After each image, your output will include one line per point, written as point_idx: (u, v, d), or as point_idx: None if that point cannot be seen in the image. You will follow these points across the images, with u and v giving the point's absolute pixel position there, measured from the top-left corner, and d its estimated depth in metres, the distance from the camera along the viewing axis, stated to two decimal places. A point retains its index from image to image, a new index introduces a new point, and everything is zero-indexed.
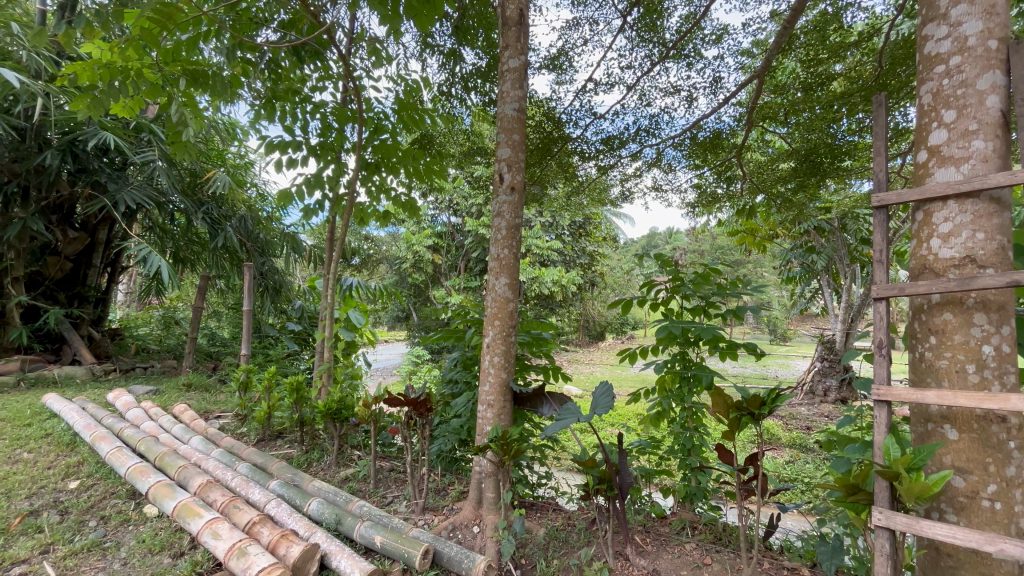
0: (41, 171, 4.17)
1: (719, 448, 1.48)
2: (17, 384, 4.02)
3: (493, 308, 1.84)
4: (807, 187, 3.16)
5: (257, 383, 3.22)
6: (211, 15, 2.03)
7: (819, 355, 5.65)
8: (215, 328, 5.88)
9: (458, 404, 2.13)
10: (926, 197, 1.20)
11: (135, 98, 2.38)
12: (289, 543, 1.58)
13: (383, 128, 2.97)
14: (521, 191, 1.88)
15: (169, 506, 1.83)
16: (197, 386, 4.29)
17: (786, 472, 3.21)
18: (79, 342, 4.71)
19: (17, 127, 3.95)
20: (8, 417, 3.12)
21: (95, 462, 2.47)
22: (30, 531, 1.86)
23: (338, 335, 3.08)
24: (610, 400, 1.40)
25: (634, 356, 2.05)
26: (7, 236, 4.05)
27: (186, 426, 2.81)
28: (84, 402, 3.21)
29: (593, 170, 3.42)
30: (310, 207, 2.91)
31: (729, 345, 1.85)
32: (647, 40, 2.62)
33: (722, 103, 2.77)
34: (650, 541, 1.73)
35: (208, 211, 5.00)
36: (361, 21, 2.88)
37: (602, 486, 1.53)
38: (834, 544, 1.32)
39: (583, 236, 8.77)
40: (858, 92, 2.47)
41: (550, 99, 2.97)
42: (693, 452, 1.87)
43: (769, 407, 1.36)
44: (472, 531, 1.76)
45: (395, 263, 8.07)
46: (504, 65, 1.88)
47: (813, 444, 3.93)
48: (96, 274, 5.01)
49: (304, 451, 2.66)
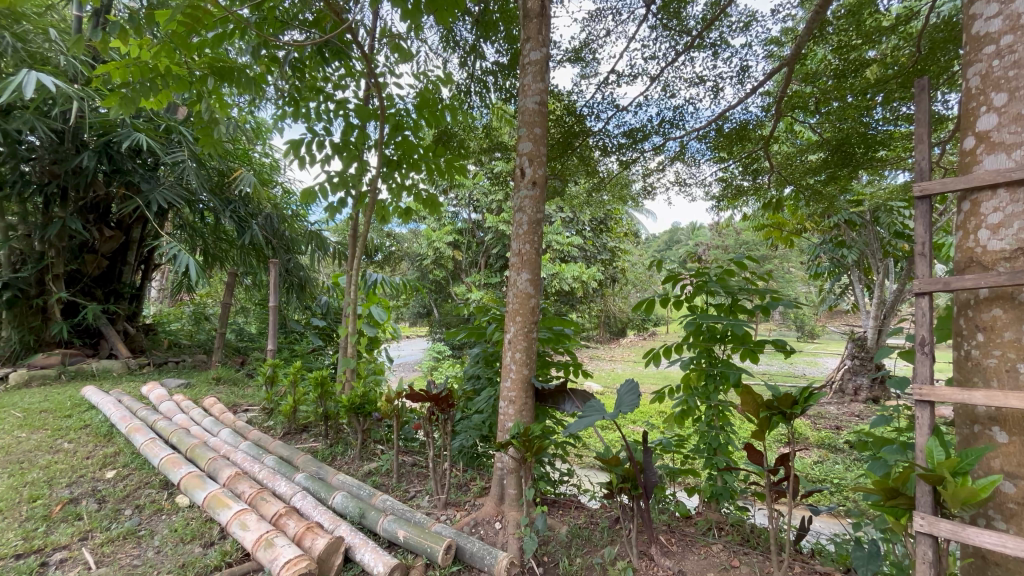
0: (79, 172, 4.33)
1: (748, 447, 1.43)
2: (58, 377, 4.22)
3: (515, 304, 1.82)
4: (838, 178, 3.05)
5: (284, 378, 3.27)
6: (236, 14, 2.06)
7: (849, 353, 5.46)
8: (243, 323, 6.03)
9: (481, 400, 2.13)
10: (973, 186, 1.13)
11: (164, 97, 2.44)
12: (314, 535, 1.60)
13: (405, 125, 2.96)
14: (542, 185, 1.85)
15: (200, 496, 1.88)
16: (225, 380, 4.41)
17: (815, 473, 3.12)
18: (115, 337, 4.88)
19: (56, 130, 4.11)
20: (50, 408, 3.27)
21: (130, 452, 2.56)
22: (71, 517, 1.94)
23: (361, 331, 3.12)
24: (635, 398, 1.37)
25: (658, 355, 2.01)
26: (48, 235, 4.23)
27: (215, 419, 2.89)
28: (120, 394, 3.33)
29: (614, 165, 3.37)
30: (333, 205, 2.93)
31: (754, 342, 1.80)
32: (671, 29, 2.55)
33: (750, 93, 2.69)
34: (675, 542, 1.70)
35: (235, 210, 5.11)
36: (383, 19, 2.89)
37: (625, 485, 1.50)
38: (870, 549, 1.27)
39: (604, 232, 8.58)
40: (894, 78, 2.35)
41: (572, 92, 2.92)
42: (719, 452, 1.82)
43: (801, 407, 1.31)
44: (495, 527, 1.75)
45: (416, 260, 8.12)
46: (525, 58, 1.86)
47: (842, 444, 3.81)
48: (130, 271, 5.15)
49: (329, 445, 2.70)
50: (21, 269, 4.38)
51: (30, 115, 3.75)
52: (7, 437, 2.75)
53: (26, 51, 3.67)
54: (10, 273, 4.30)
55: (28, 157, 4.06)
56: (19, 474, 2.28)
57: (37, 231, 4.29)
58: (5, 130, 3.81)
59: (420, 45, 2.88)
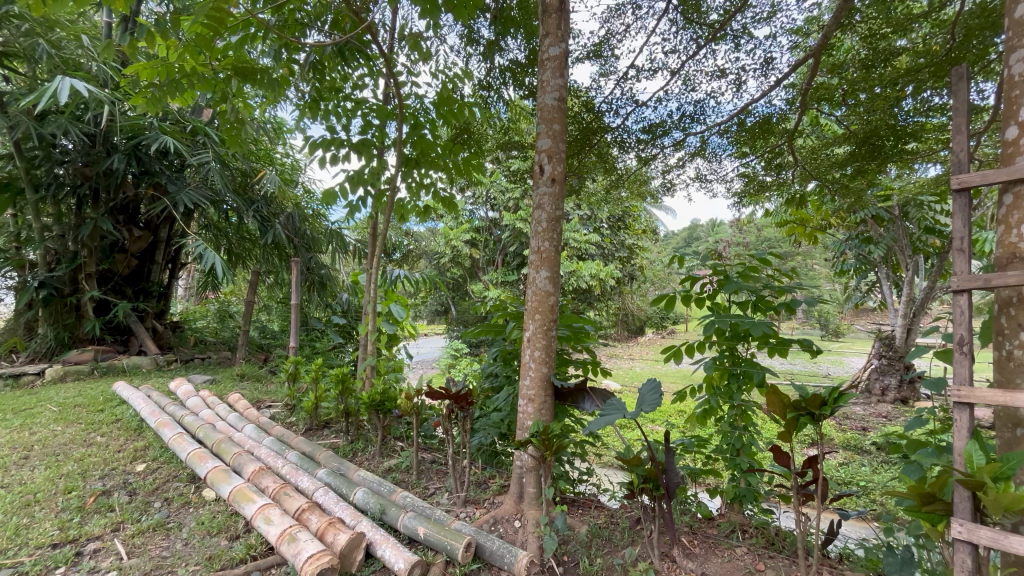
0: (109, 174, 4.47)
1: (774, 449, 1.40)
2: (91, 372, 4.38)
3: (533, 302, 1.81)
4: (866, 172, 2.95)
5: (305, 375, 3.32)
6: (258, 17, 2.09)
7: (877, 352, 5.30)
8: (265, 320, 6.14)
9: (500, 398, 2.13)
10: (1015, 177, 1.08)
11: (190, 99, 2.49)
12: (336, 531, 1.62)
13: (423, 124, 2.97)
14: (562, 182, 1.84)
15: (226, 491, 1.93)
16: (248, 377, 4.52)
17: (840, 475, 3.03)
18: (144, 334, 5.03)
19: (87, 133, 4.24)
20: (84, 403, 3.39)
21: (159, 447, 2.64)
22: (104, 509, 2.00)
23: (380, 329, 3.15)
24: (657, 398, 1.34)
25: (678, 353, 1.98)
26: (81, 236, 4.38)
27: (240, 415, 2.95)
28: (150, 390, 3.42)
29: (633, 161, 3.33)
30: (353, 204, 2.96)
31: (780, 341, 1.75)
32: (692, 22, 2.51)
33: (773, 85, 2.63)
34: (697, 544, 1.67)
35: (258, 209, 5.21)
36: (402, 18, 2.90)
37: (647, 485, 1.47)
38: (903, 556, 1.22)
39: (622, 229, 8.49)
40: (926, 67, 2.26)
41: (591, 89, 2.90)
42: (742, 453, 1.79)
43: (831, 408, 1.27)
44: (514, 525, 1.75)
45: (434, 258, 8.17)
46: (544, 54, 1.84)
47: (869, 445, 3.71)
48: (158, 270, 5.30)
49: (349, 442, 2.73)
50: (56, 268, 4.52)
51: (64, 119, 3.88)
52: (43, 430, 2.86)
53: (60, 58, 3.79)
54: (45, 272, 4.45)
55: (61, 160, 4.21)
56: (55, 466, 2.37)
57: (71, 231, 4.44)
58: (41, 135, 3.95)
59: (438, 43, 2.88)
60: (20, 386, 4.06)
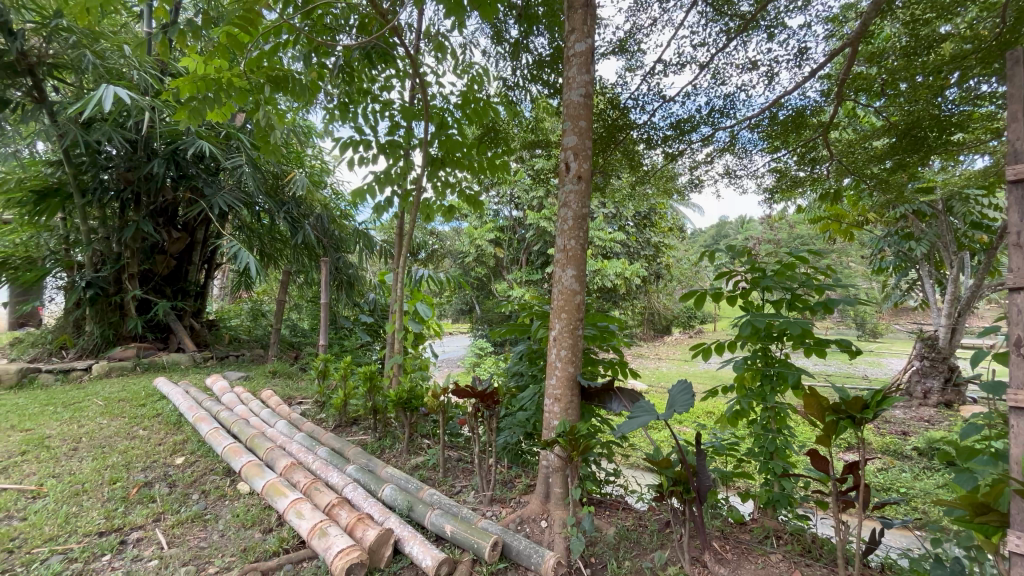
0: (150, 179, 4.66)
1: (811, 453, 1.35)
2: (134, 368, 4.59)
3: (559, 300, 1.80)
4: (907, 165, 2.82)
5: (334, 372, 3.39)
6: (288, 22, 2.14)
7: (918, 353, 5.06)
8: (296, 319, 6.30)
9: (525, 398, 2.12)
10: None
11: (225, 105, 2.57)
12: (365, 526, 1.65)
13: (448, 124, 2.99)
14: (588, 179, 1.81)
15: (259, 484, 1.98)
16: (280, 374, 4.64)
17: (878, 481, 2.91)
18: (182, 332, 5.24)
19: (129, 140, 4.43)
20: (128, 398, 3.54)
21: (196, 441, 2.73)
22: (146, 500, 2.08)
23: (407, 328, 3.18)
24: (689, 399, 1.31)
25: (709, 353, 1.92)
26: (124, 238, 4.58)
27: (272, 410, 3.03)
28: (188, 386, 3.55)
29: (659, 157, 3.27)
30: (380, 204, 2.99)
31: (817, 341, 1.69)
32: (722, 13, 2.44)
33: (808, 77, 2.54)
34: (729, 549, 1.63)
35: (288, 211, 5.34)
36: (427, 19, 2.92)
37: (677, 488, 1.43)
38: (953, 569, 1.15)
39: (648, 227, 8.37)
40: (972, 53, 2.11)
41: (617, 84, 2.86)
42: (776, 457, 1.73)
43: (874, 412, 1.21)
44: (541, 525, 1.74)
45: (459, 257, 8.21)
46: (570, 50, 1.82)
47: (910, 451, 3.55)
48: (195, 270, 5.49)
49: (377, 438, 2.77)
50: (101, 268, 4.71)
51: (109, 127, 4.07)
52: (90, 424, 3.01)
53: (105, 68, 3.98)
54: (92, 272, 4.64)
55: (106, 166, 4.40)
56: (101, 457, 2.48)
57: (115, 234, 4.64)
58: (87, 142, 4.15)
59: (464, 42, 2.89)
60: (70, 381, 4.27)
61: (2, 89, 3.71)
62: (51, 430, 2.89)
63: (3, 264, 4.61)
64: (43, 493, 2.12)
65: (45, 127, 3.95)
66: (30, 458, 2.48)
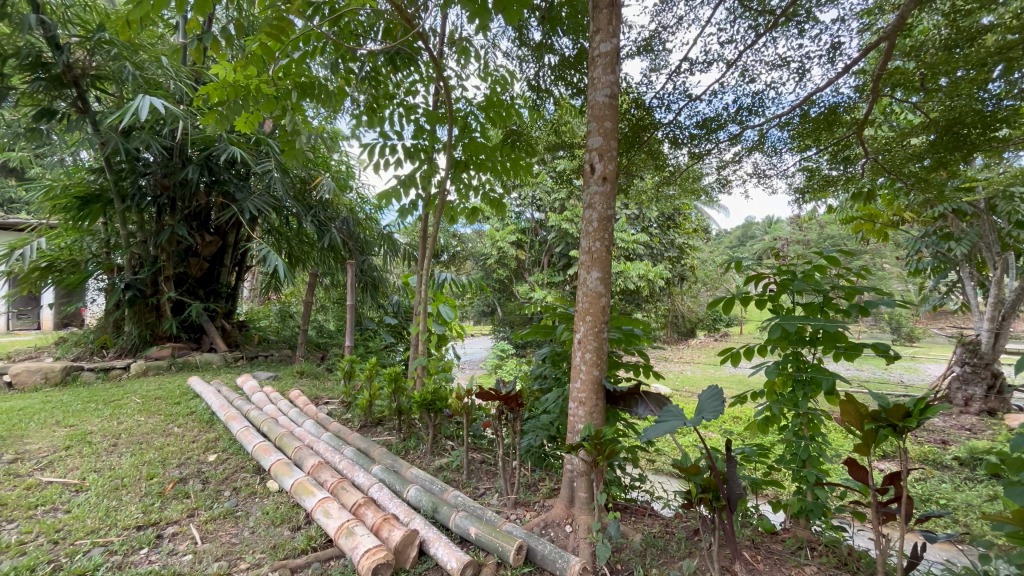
0: (184, 184, 4.83)
1: (849, 462, 1.29)
2: (169, 368, 4.76)
3: (584, 303, 1.78)
4: (948, 163, 2.70)
5: (360, 373, 3.45)
6: (317, 29, 2.19)
7: (958, 358, 4.83)
8: (322, 320, 6.42)
9: (549, 401, 2.11)
10: None
11: (254, 112, 2.64)
12: (391, 527, 1.66)
13: (472, 126, 3.00)
14: (613, 180, 1.79)
15: (288, 483, 2.02)
16: (307, 374, 4.74)
17: (917, 491, 2.79)
18: (214, 332, 5.41)
19: (166, 146, 4.60)
20: (164, 396, 3.68)
21: (229, 438, 2.81)
22: (180, 496, 2.15)
23: (430, 329, 3.21)
24: (720, 405, 1.27)
25: (737, 357, 1.87)
26: (160, 241, 4.75)
27: (300, 410, 3.09)
28: (219, 385, 3.65)
29: (684, 157, 3.22)
30: (405, 207, 3.02)
31: (851, 345, 1.62)
32: (750, 9, 2.39)
33: (842, 73, 2.47)
34: (760, 560, 1.59)
35: (315, 214, 5.46)
36: (452, 22, 2.95)
37: (706, 495, 1.39)
38: None
39: (671, 228, 8.25)
40: (1019, 44, 2.00)
41: (641, 84, 2.84)
42: (808, 465, 1.68)
43: (916, 420, 1.15)
44: (565, 530, 1.73)
45: (481, 259, 8.24)
46: (595, 50, 1.81)
47: (950, 460, 3.40)
48: (227, 272, 5.65)
49: (402, 439, 2.80)
50: (139, 271, 4.89)
51: (146, 135, 4.24)
52: (130, 420, 3.13)
53: (144, 78, 4.15)
54: (131, 275, 4.83)
55: (144, 172, 4.58)
56: (139, 453, 2.58)
57: (151, 237, 4.82)
58: (127, 149, 4.32)
59: (487, 45, 2.90)
60: (110, 379, 4.46)
61: (50, 100, 3.89)
62: (93, 426, 3.01)
63: (49, 267, 4.83)
64: (86, 487, 2.21)
65: (88, 136, 4.13)
66: (73, 453, 2.59)
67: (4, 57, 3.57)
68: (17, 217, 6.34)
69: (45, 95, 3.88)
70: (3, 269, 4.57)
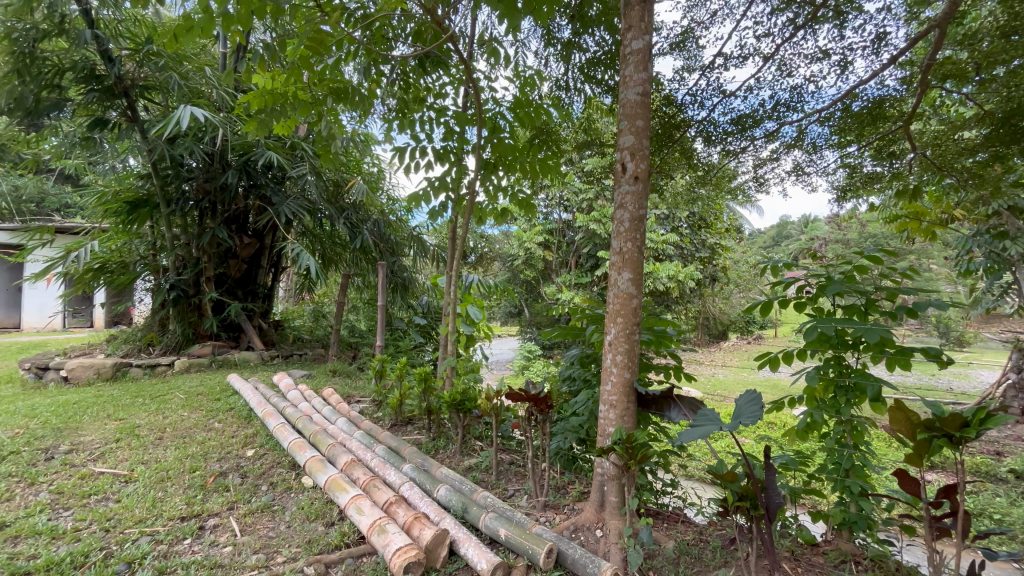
0: (224, 189, 5.01)
1: (899, 473, 1.22)
2: (209, 365, 4.96)
3: (615, 304, 1.75)
4: (1005, 157, 2.54)
5: (391, 372, 3.49)
6: (351, 35, 2.22)
7: (1014, 365, 4.52)
8: (354, 320, 6.56)
9: (578, 403, 2.08)
10: None
11: (290, 118, 2.72)
12: (422, 525, 1.68)
13: (501, 127, 3.00)
14: (645, 179, 1.76)
15: (322, 479, 2.07)
16: (339, 373, 4.85)
17: (969, 506, 2.63)
18: (252, 331, 5.60)
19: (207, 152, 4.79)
20: (204, 392, 3.82)
21: (265, 435, 2.90)
22: (221, 489, 2.23)
23: (459, 330, 3.22)
24: (758, 410, 1.23)
25: (775, 361, 1.80)
26: (202, 243, 4.95)
27: (333, 408, 3.15)
28: (257, 382, 3.77)
29: (717, 155, 3.13)
30: (434, 208, 3.05)
31: (899, 349, 1.53)
32: (790, 2, 2.31)
33: (887, 64, 2.35)
34: (800, 571, 1.54)
35: (348, 216, 5.59)
36: (482, 25, 2.96)
37: (743, 503, 1.34)
38: None
39: (703, 228, 8.06)
40: None
41: (673, 82, 2.78)
42: (852, 474, 1.60)
43: (975, 431, 1.08)
44: (596, 534, 1.70)
45: (508, 260, 8.25)
46: (626, 48, 1.78)
47: (1005, 473, 3.20)
48: (263, 273, 5.83)
49: (431, 438, 2.83)
50: (182, 272, 5.10)
51: (190, 142, 4.43)
52: (173, 415, 3.27)
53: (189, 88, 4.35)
54: (175, 275, 5.04)
55: (187, 177, 4.78)
56: (182, 447, 2.69)
57: (194, 239, 5.02)
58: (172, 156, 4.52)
59: (516, 46, 2.90)
60: (156, 375, 4.68)
61: (103, 110, 4.10)
62: (140, 420, 3.16)
63: (102, 268, 5.10)
64: (134, 478, 2.31)
65: (137, 144, 4.34)
66: (123, 445, 2.72)
67: (62, 70, 3.77)
68: (72, 221, 6.70)
69: (99, 106, 4.09)
70: (61, 270, 4.84)
